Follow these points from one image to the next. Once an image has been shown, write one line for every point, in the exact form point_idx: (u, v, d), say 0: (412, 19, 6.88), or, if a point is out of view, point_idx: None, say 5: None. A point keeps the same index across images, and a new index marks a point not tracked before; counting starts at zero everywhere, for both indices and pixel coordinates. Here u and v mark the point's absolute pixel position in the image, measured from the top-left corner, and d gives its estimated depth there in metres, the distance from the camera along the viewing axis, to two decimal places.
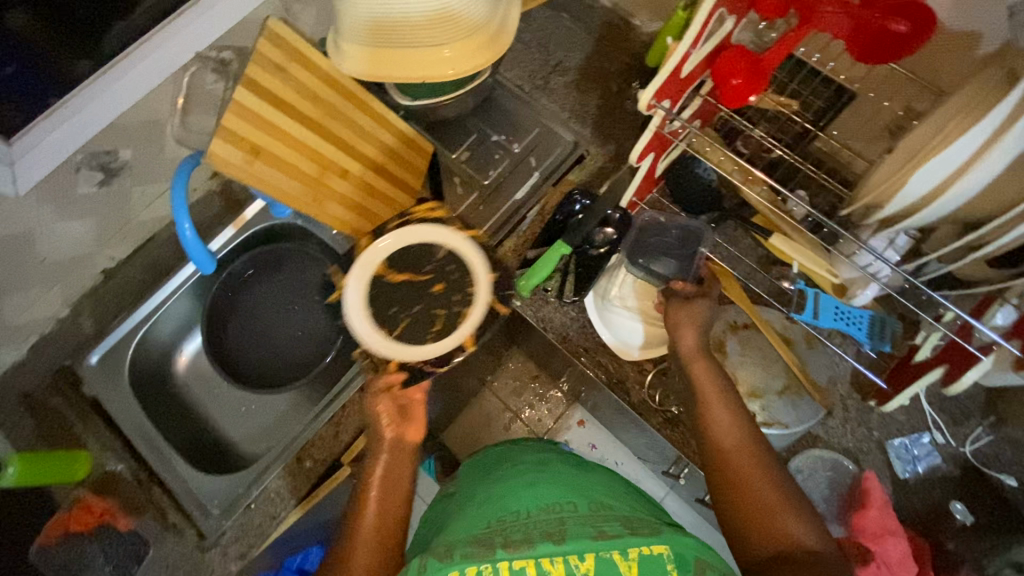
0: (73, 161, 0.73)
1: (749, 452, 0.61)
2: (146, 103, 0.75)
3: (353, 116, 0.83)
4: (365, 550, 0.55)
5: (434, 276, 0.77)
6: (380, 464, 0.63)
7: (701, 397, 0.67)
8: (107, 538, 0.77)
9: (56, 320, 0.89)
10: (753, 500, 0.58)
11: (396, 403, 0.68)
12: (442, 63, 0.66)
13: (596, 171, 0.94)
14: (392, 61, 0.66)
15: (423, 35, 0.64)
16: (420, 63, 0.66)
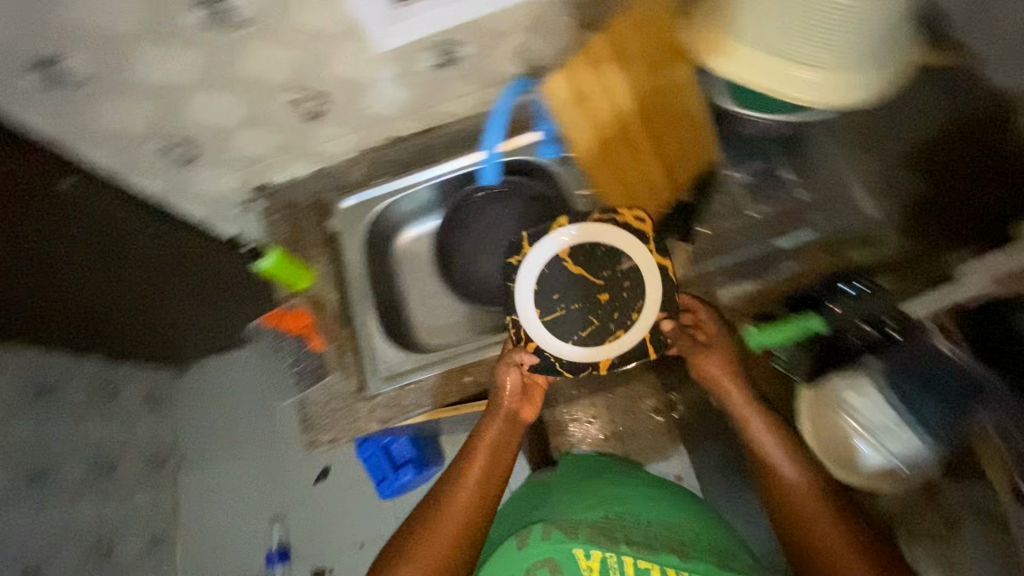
0: (276, 92, 0.80)
1: (808, 494, 0.74)
2: (362, 62, 0.79)
3: (587, 105, 0.87)
4: (468, 486, 0.80)
5: (605, 284, 0.80)
6: (488, 434, 0.83)
7: (752, 439, 0.79)
8: (302, 352, 0.95)
9: (229, 197, 1.01)
10: (812, 528, 0.73)
11: (517, 391, 0.83)
12: (793, 82, 0.61)
13: (762, 248, 0.87)
14: (725, 52, 0.63)
15: (779, 39, 0.60)
16: (773, 69, 0.61)
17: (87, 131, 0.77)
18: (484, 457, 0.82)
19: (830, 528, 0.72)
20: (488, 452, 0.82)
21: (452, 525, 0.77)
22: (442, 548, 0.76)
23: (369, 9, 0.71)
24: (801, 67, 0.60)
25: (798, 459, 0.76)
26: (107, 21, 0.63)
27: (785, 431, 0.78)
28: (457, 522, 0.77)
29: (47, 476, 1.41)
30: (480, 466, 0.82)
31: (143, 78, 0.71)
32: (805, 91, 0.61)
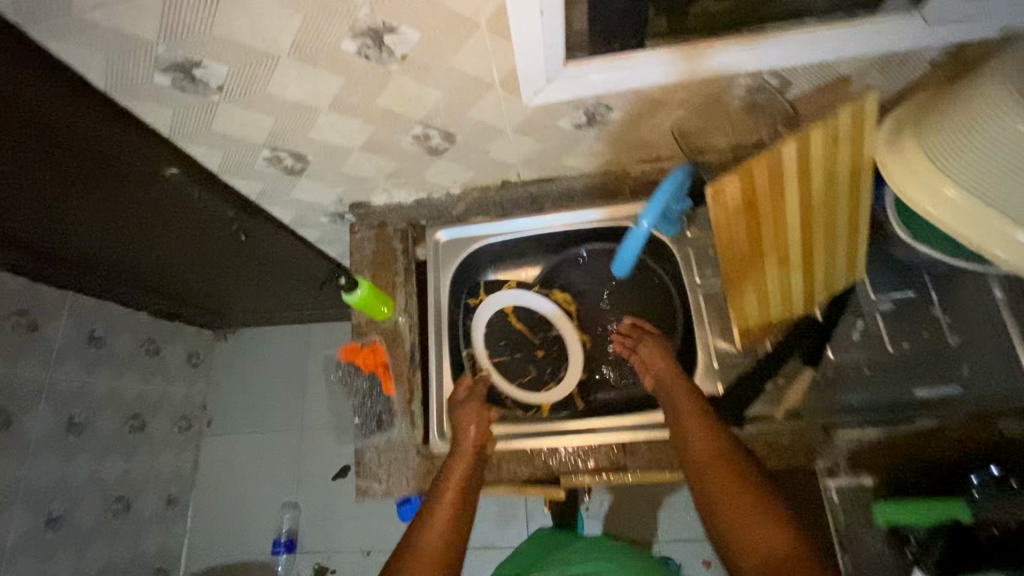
0: (407, 125, 0.74)
1: (714, 455, 0.67)
2: (506, 113, 0.72)
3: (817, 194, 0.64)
4: (447, 509, 0.70)
5: (539, 344, 0.99)
6: (455, 471, 0.75)
7: (694, 454, 0.69)
8: (375, 389, 0.89)
9: (323, 207, 0.96)
10: (739, 536, 0.60)
11: (478, 417, 0.82)
12: (994, 235, 0.57)
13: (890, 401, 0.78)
14: (936, 193, 0.59)
15: (995, 188, 0.56)
16: (975, 215, 0.57)
17: (200, 133, 0.72)
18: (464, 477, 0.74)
19: (746, 504, 0.61)
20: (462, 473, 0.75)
21: (439, 529, 0.68)
22: (435, 552, 0.65)
23: (530, 65, 0.63)
24: (1010, 223, 0.56)
25: (702, 432, 0.70)
26: (256, 39, 0.57)
27: (722, 441, 0.69)
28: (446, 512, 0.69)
29: (84, 425, 1.41)
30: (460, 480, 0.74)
31: (274, 94, 0.66)
32: (1001, 248, 0.57)
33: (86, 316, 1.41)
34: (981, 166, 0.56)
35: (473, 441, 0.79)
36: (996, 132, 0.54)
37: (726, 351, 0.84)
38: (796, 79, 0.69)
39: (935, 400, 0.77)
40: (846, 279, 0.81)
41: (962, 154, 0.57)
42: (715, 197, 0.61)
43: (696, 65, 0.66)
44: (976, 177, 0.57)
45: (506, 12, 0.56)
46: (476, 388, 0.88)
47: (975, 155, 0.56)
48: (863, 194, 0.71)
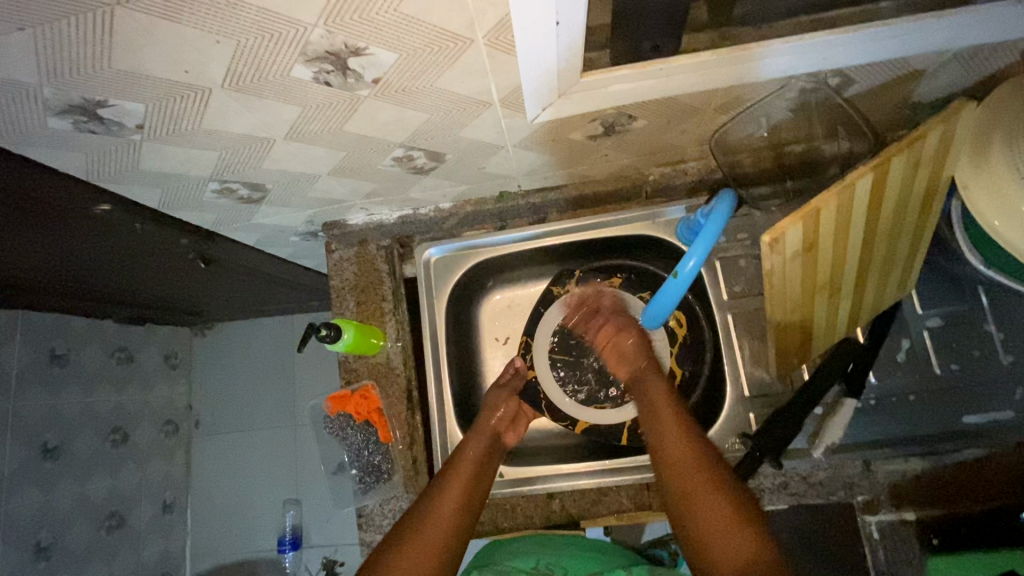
0: (385, 147, 0.60)
1: (692, 460, 0.58)
2: (504, 128, 0.59)
3: (885, 216, 0.57)
4: (451, 504, 0.62)
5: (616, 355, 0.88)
6: (466, 462, 0.69)
7: (666, 451, 0.61)
8: (373, 437, 0.80)
9: (293, 227, 0.82)
10: (713, 539, 0.53)
11: (508, 405, 0.81)
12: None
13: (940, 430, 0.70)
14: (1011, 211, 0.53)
15: None
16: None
17: (127, 174, 0.58)
18: (472, 467, 0.68)
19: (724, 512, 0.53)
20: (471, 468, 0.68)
21: (459, 479, 0.65)
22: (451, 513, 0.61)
23: (536, 82, 0.50)
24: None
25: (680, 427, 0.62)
26: (174, 69, 0.42)
27: (690, 438, 0.61)
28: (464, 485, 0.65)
29: (59, 450, 1.23)
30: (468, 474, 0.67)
31: (212, 129, 0.51)
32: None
33: (42, 333, 1.19)
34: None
35: (492, 423, 0.77)
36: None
37: (759, 378, 0.76)
38: (861, 77, 0.57)
39: (984, 427, 0.69)
40: (895, 296, 0.71)
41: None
42: (774, 245, 0.52)
43: (745, 71, 0.53)
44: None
45: (507, 24, 0.42)
46: (519, 374, 0.86)
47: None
48: (931, 214, 0.62)
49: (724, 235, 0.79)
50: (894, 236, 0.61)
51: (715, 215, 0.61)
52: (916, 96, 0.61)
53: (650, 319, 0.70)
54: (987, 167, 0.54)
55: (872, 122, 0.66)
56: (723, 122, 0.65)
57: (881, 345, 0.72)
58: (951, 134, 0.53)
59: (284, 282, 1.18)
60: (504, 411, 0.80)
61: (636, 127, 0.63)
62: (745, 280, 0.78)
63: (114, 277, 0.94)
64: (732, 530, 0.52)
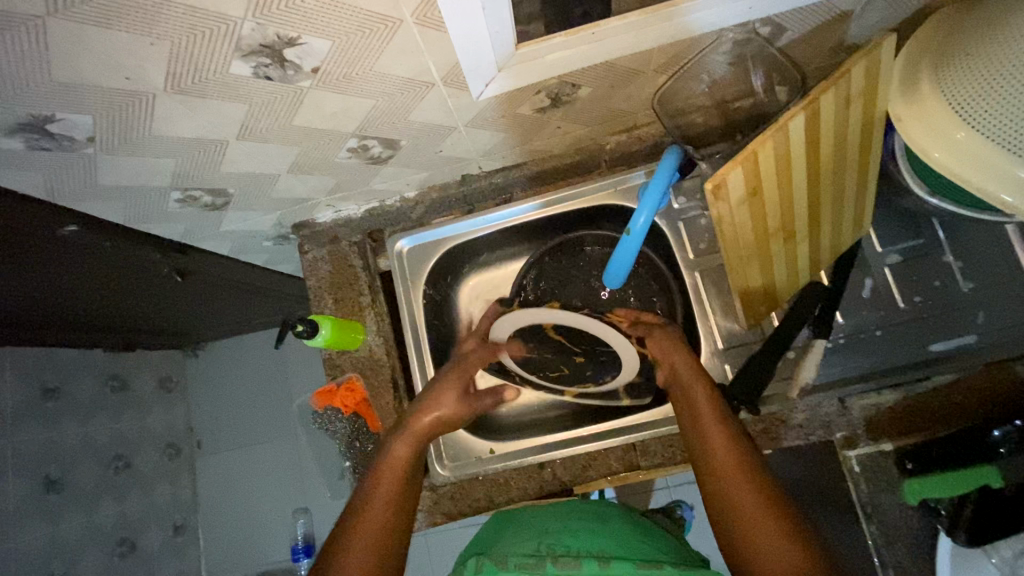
0: (339, 139, 0.61)
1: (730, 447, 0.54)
2: (452, 108, 0.61)
3: (823, 155, 0.59)
4: (382, 498, 0.57)
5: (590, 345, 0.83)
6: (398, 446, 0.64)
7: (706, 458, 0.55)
8: (362, 428, 0.82)
9: (262, 230, 0.83)
10: (758, 540, 0.48)
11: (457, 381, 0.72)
12: (1002, 177, 0.52)
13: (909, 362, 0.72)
14: (946, 135, 0.54)
15: (1004, 122, 0.50)
16: (984, 160, 0.52)
17: (86, 190, 0.59)
18: (400, 474, 0.60)
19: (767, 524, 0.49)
20: (400, 463, 0.61)
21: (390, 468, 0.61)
22: (384, 502, 0.57)
23: (472, 57, 0.51)
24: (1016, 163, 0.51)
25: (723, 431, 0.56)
26: (114, 77, 0.43)
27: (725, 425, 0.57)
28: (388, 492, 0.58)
29: (63, 482, 1.24)
30: (389, 489, 0.58)
31: (164, 135, 0.52)
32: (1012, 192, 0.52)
33: (33, 368, 1.20)
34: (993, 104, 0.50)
35: (429, 410, 0.68)
36: (1012, 71, 0.49)
37: (731, 330, 0.78)
38: (791, 24, 0.58)
39: (950, 353, 0.71)
40: (852, 235, 0.73)
41: (971, 91, 0.52)
42: (718, 192, 0.54)
43: (676, 27, 0.54)
44: (989, 120, 0.51)
45: (433, 0, 0.43)
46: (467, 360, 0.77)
47: (988, 93, 0.51)
48: (872, 149, 0.63)
49: (684, 196, 0.81)
50: (837, 175, 0.63)
51: (660, 167, 0.63)
52: (848, 38, 0.63)
53: (612, 277, 0.74)
54: (917, 102, 0.56)
55: (812, 68, 0.68)
56: (667, 82, 0.67)
57: (845, 285, 0.74)
58: (875, 68, 0.55)
59: (265, 291, 1.19)
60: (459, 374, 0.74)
61: (583, 94, 0.64)
62: (709, 237, 0.80)
63: (95, 303, 0.95)
64: (769, 535, 0.48)
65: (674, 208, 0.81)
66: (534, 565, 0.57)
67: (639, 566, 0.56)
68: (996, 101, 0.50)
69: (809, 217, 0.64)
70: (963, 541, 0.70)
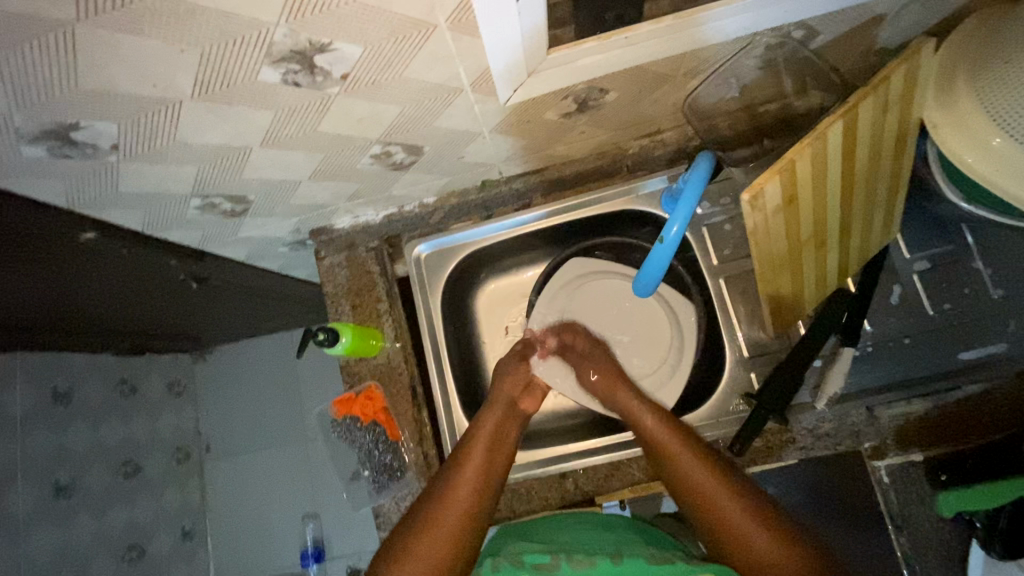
0: (362, 145, 0.60)
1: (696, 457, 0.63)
2: (477, 113, 0.59)
3: (859, 162, 0.58)
4: (474, 467, 0.65)
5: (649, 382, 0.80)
6: (487, 424, 0.71)
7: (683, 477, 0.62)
8: (382, 437, 0.81)
9: (279, 236, 0.82)
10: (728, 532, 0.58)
11: (514, 382, 0.79)
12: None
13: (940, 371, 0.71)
14: (981, 141, 0.53)
15: None
16: (1020, 168, 0.52)
17: (106, 197, 0.58)
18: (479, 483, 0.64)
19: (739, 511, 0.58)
20: (486, 441, 0.68)
21: (481, 438, 0.69)
22: (478, 463, 0.65)
23: (503, 63, 0.50)
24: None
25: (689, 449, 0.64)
26: (142, 83, 0.42)
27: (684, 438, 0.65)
28: (479, 461, 0.66)
29: (74, 487, 1.23)
30: (480, 460, 0.66)
31: (188, 142, 0.51)
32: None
33: (44, 373, 1.19)
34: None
35: (504, 393, 0.77)
36: None
37: (757, 338, 0.76)
38: (825, 28, 0.57)
39: (982, 361, 0.69)
40: (881, 242, 0.71)
41: (1009, 97, 0.51)
42: (754, 202, 0.53)
43: (710, 31, 0.53)
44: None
45: (468, 5, 0.42)
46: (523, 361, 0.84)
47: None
48: (904, 156, 0.62)
49: (707, 202, 0.80)
50: (871, 183, 0.62)
51: (692, 175, 0.62)
52: (880, 42, 0.62)
53: (643, 287, 0.74)
54: (952, 107, 0.55)
55: (843, 72, 0.67)
56: (696, 87, 0.65)
57: (874, 292, 0.73)
58: (913, 74, 0.54)
59: (277, 296, 1.18)
60: (516, 377, 0.80)
61: (611, 98, 0.63)
62: (733, 244, 0.79)
63: (108, 309, 0.94)
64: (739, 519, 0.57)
65: (698, 213, 0.80)
66: (551, 563, 0.57)
67: (653, 561, 0.57)
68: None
69: (842, 224, 0.63)
70: (999, 552, 0.70)
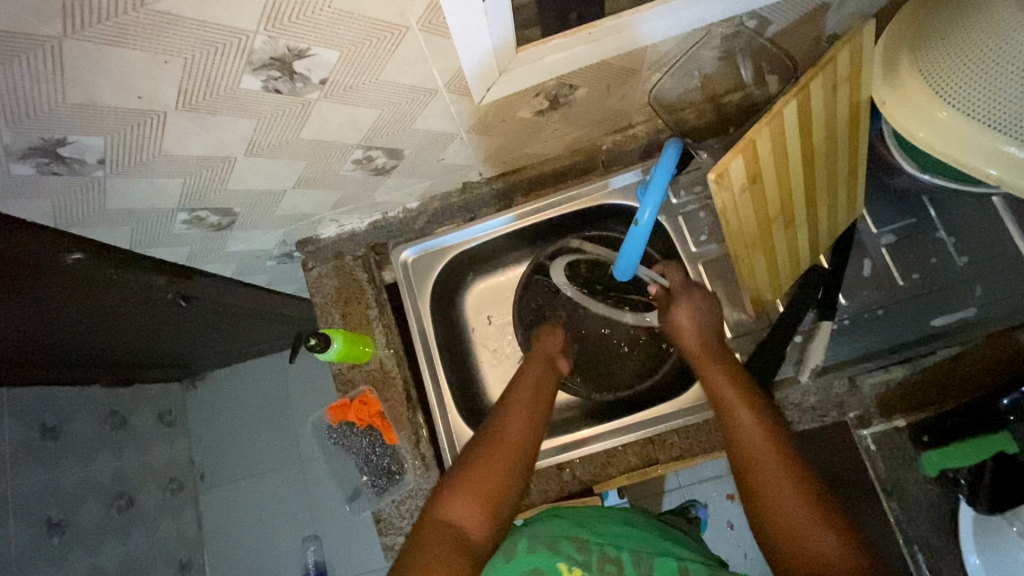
0: (345, 151, 0.62)
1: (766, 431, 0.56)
2: (453, 115, 0.62)
3: (816, 141, 0.61)
4: (514, 423, 0.64)
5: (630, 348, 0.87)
6: (528, 378, 0.71)
7: (787, 517, 0.50)
8: (378, 441, 0.81)
9: (265, 249, 0.84)
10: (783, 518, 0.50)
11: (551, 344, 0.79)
12: (990, 155, 0.53)
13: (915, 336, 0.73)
14: (931, 116, 0.55)
15: (983, 100, 0.52)
16: (968, 138, 0.54)
17: (93, 214, 0.59)
18: (518, 440, 0.62)
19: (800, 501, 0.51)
20: (528, 392, 0.69)
21: (523, 393, 0.68)
22: (519, 415, 0.65)
23: (475, 63, 0.53)
24: (1002, 139, 0.52)
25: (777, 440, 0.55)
26: (126, 96, 0.44)
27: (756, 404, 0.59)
28: (521, 410, 0.65)
29: (66, 524, 1.20)
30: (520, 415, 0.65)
31: (173, 154, 0.53)
32: (996, 165, 0.54)
33: (32, 407, 1.17)
34: (970, 85, 0.53)
35: (541, 352, 0.77)
36: (987, 48, 0.52)
37: (738, 319, 0.79)
38: (775, 16, 0.61)
39: (951, 328, 0.71)
40: (848, 218, 0.74)
41: (951, 72, 0.54)
42: (720, 180, 0.56)
43: (669, 23, 0.56)
44: (970, 98, 0.53)
45: (437, 6, 0.45)
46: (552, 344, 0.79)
47: (967, 71, 0.53)
48: (860, 131, 0.66)
49: (682, 191, 0.83)
50: (830, 160, 0.65)
51: (661, 162, 0.65)
52: (829, 29, 0.66)
53: (624, 270, 0.75)
54: (900, 86, 0.58)
55: (798, 59, 0.71)
56: (661, 80, 0.69)
57: (846, 267, 0.76)
58: (859, 55, 0.58)
59: (267, 315, 1.18)
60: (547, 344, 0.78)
61: (582, 93, 0.66)
62: (708, 229, 0.82)
63: (96, 335, 0.93)
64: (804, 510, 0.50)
65: (673, 203, 0.83)
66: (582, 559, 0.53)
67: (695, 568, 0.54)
68: (974, 80, 0.52)
69: (807, 200, 0.66)
70: (985, 509, 0.71)
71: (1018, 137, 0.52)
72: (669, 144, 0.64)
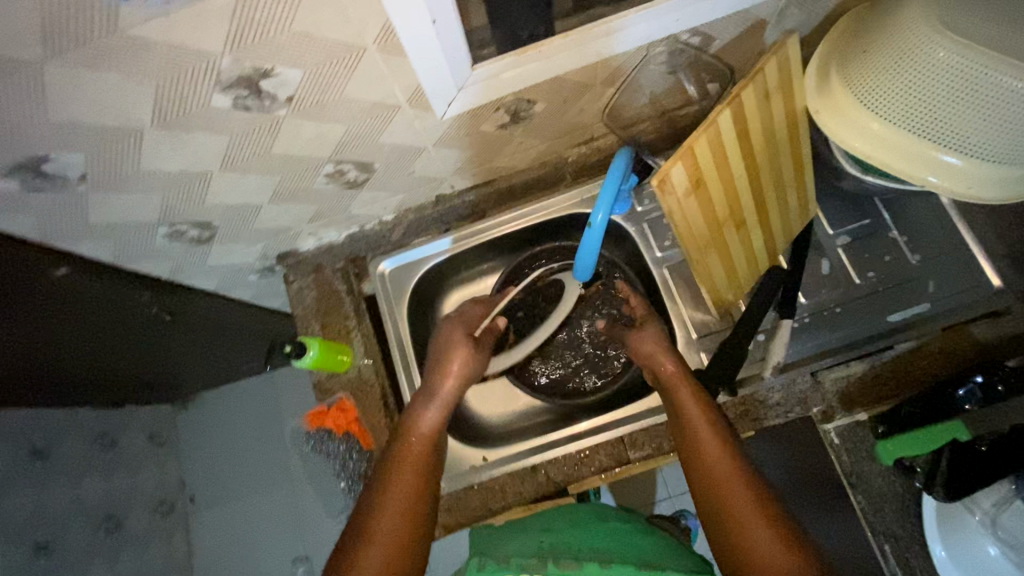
0: (318, 166, 0.66)
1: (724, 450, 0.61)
2: (419, 129, 0.66)
3: (756, 147, 0.65)
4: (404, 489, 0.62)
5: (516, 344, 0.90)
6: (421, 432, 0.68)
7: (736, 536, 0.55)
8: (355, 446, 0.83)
9: (246, 263, 0.87)
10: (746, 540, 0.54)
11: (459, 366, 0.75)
12: (925, 162, 0.58)
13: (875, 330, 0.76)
14: (861, 124, 0.60)
15: (908, 109, 0.57)
16: (897, 146, 0.58)
17: (75, 228, 0.62)
18: (405, 511, 0.60)
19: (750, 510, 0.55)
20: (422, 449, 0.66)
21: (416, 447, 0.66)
22: (411, 478, 0.63)
23: (434, 80, 0.57)
24: (928, 147, 0.57)
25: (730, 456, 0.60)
26: (104, 114, 0.48)
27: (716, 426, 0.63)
28: (410, 480, 0.63)
29: (53, 546, 1.20)
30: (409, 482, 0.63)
31: (150, 168, 0.56)
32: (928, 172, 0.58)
33: (19, 430, 1.18)
34: (892, 95, 0.57)
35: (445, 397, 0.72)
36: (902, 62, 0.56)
37: (703, 320, 0.82)
38: (717, 33, 0.66)
39: (908, 322, 0.75)
40: (800, 222, 0.78)
41: (875, 83, 0.58)
42: (664, 186, 0.59)
43: (614, 41, 0.61)
44: (896, 109, 0.58)
45: (392, 28, 0.49)
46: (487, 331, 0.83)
47: (891, 83, 0.57)
48: (802, 138, 0.70)
49: (645, 200, 0.87)
50: (773, 164, 0.69)
51: (612, 168, 0.69)
52: (770, 43, 0.71)
53: (582, 270, 0.79)
54: (829, 99, 0.63)
55: (745, 72, 0.75)
56: (617, 94, 0.73)
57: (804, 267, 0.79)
58: (789, 65, 0.62)
59: (253, 331, 1.21)
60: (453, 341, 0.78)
61: (542, 106, 0.70)
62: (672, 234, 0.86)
63: None
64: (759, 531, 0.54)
65: (638, 210, 0.87)
66: (537, 565, 0.58)
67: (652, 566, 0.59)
68: (897, 92, 0.57)
69: (756, 202, 0.69)
70: (943, 497, 0.70)
71: (942, 143, 0.56)
72: (616, 157, 0.69)
